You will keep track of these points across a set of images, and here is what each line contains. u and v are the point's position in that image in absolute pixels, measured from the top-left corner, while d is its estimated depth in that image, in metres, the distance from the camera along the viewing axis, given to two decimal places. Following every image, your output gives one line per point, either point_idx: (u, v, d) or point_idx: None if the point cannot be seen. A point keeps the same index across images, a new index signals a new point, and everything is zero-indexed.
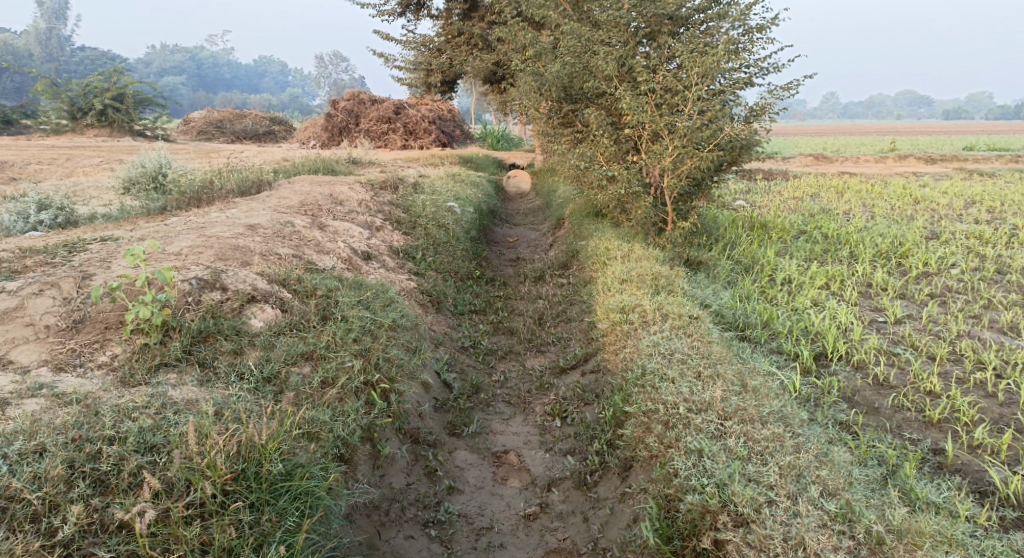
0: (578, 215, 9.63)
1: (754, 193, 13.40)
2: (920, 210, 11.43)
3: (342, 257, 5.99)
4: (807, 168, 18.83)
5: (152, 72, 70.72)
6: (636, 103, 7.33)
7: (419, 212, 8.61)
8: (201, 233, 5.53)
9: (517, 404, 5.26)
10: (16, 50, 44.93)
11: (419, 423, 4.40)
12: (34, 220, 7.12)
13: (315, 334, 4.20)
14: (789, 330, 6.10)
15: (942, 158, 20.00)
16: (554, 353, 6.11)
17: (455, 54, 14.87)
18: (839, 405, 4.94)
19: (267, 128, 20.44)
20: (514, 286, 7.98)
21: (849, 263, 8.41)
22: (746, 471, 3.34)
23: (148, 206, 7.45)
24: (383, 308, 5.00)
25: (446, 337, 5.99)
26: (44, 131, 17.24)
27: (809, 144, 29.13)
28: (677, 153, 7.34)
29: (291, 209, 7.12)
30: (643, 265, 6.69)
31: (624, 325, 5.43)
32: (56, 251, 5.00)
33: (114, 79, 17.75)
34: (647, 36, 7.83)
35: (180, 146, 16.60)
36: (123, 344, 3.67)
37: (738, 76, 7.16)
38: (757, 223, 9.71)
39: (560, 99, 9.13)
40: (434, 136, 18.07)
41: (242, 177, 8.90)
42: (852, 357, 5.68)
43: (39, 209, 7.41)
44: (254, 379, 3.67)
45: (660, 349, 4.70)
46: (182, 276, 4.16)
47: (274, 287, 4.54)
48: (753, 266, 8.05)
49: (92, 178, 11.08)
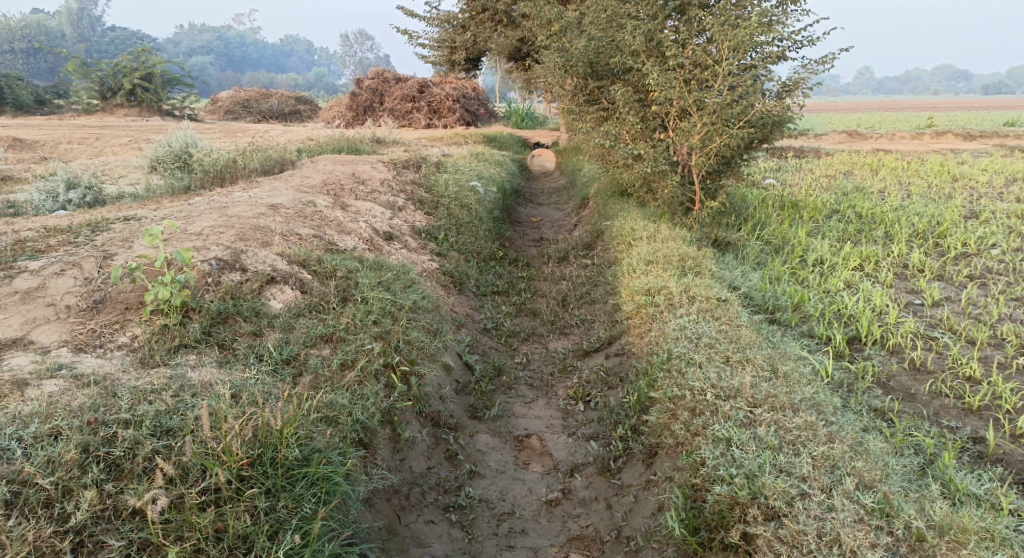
0: (603, 194, 9.48)
1: (784, 172, 13.08)
2: (958, 189, 11.06)
3: (363, 238, 5.93)
4: (841, 146, 18.37)
5: (180, 52, 71.20)
6: (663, 78, 7.15)
7: (441, 192, 8.52)
8: (223, 213, 5.51)
9: (540, 387, 5.18)
10: (47, 31, 45.44)
11: (440, 406, 4.34)
12: (62, 200, 7.16)
13: (335, 316, 4.14)
14: (821, 313, 5.93)
15: (981, 135, 19.37)
16: (578, 335, 6.02)
17: (479, 30, 14.65)
18: (873, 391, 4.80)
19: (292, 107, 20.44)
20: (537, 266, 7.87)
21: (883, 244, 8.16)
22: (777, 462, 3.22)
23: (172, 185, 7.45)
24: (404, 289, 4.93)
25: (468, 319, 5.92)
26: (75, 111, 17.43)
27: (843, 120, 28.40)
28: (706, 130, 7.14)
29: (313, 188, 7.07)
30: (669, 245, 6.54)
31: (650, 307, 5.30)
32: (79, 230, 5.00)
33: (142, 58, 17.84)
34: (676, 10, 7.65)
35: (207, 125, 16.67)
36: (142, 325, 3.64)
37: (770, 50, 6.91)
38: (788, 202, 9.47)
39: (585, 76, 8.94)
40: (458, 114, 17.91)
41: (265, 156, 8.87)
42: (887, 342, 5.51)
43: (68, 188, 7.46)
44: (273, 362, 3.63)
45: (687, 333, 4.58)
46: (201, 257, 4.13)
47: (294, 268, 4.48)
48: (784, 246, 7.86)
49: (120, 157, 11.17)
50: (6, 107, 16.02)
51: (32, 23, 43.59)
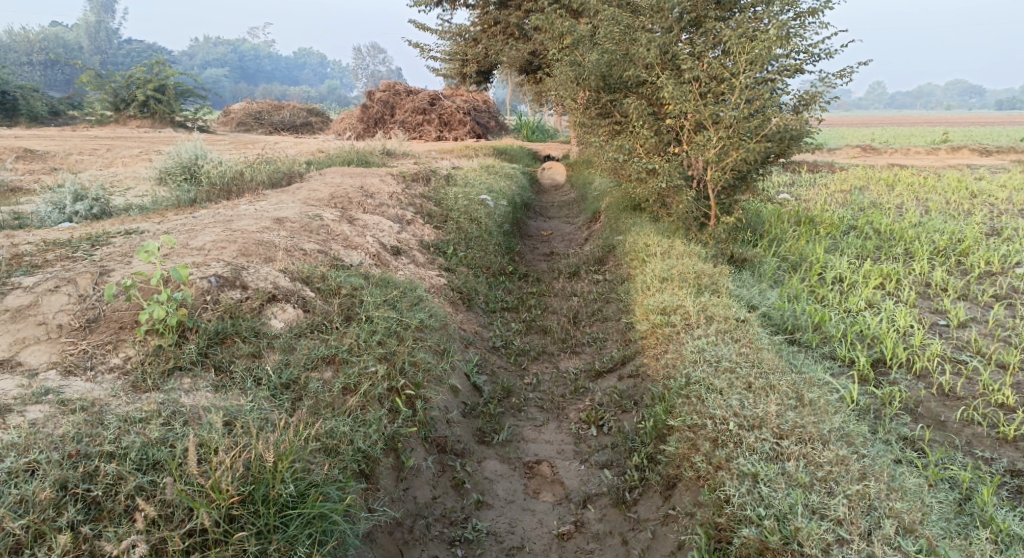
0: (614, 208, 9.31)
1: (799, 187, 12.86)
2: (978, 205, 10.81)
3: (370, 253, 5.76)
4: (854, 160, 18.19)
5: (194, 64, 71.83)
6: (678, 92, 6.98)
7: (451, 205, 8.37)
8: (226, 226, 5.36)
9: (551, 409, 4.98)
10: (63, 43, 45.86)
11: (446, 431, 4.15)
12: (69, 212, 7.06)
13: (338, 336, 3.96)
14: (843, 333, 5.71)
15: (998, 150, 19.09)
16: (589, 354, 5.82)
17: (491, 43, 14.55)
18: (901, 419, 4.58)
19: (304, 120, 20.42)
20: (548, 282, 7.68)
21: (904, 261, 7.93)
22: (808, 502, 3.01)
23: (178, 198, 7.32)
24: (410, 307, 4.74)
25: (476, 337, 5.73)
26: (88, 122, 17.46)
27: (856, 134, 28.09)
28: (721, 144, 6.96)
29: (321, 202, 6.93)
30: (685, 262, 6.34)
31: (666, 327, 5.10)
32: (79, 245, 4.86)
33: (155, 70, 17.86)
34: (691, 23, 7.48)
35: (217, 137, 16.64)
36: (136, 346, 3.47)
37: (788, 62, 6.71)
38: (804, 218, 9.27)
39: (598, 89, 8.77)
40: (469, 127, 17.83)
41: (273, 168, 8.75)
42: (913, 365, 5.29)
43: (75, 199, 7.35)
44: (272, 387, 3.45)
45: (705, 355, 4.37)
46: (200, 273, 3.95)
47: (297, 285, 4.30)
48: (801, 263, 7.65)
49: (130, 168, 11.09)
50: (20, 118, 16.06)
51: (50, 36, 44.05)
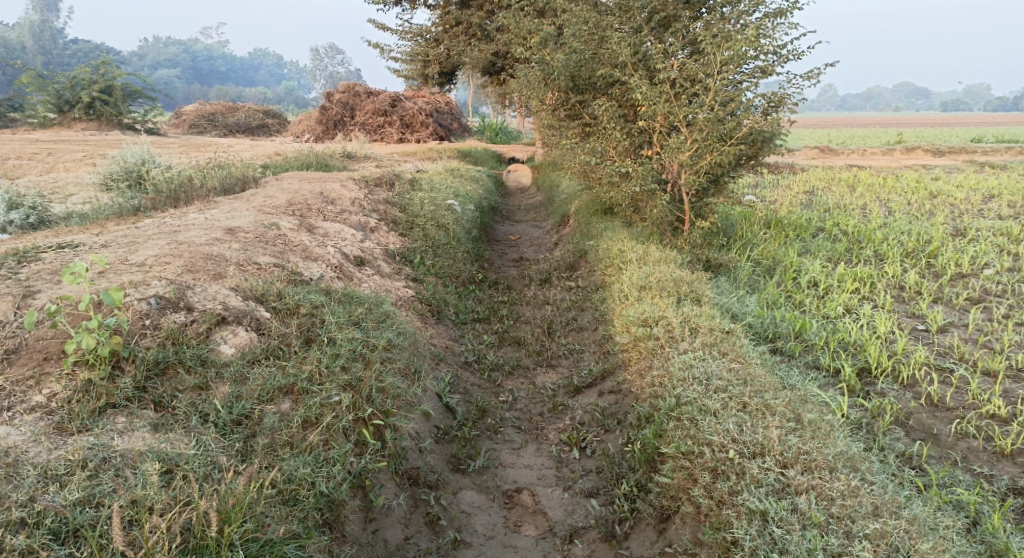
0: (584, 212, 9.02)
1: (763, 189, 12.75)
2: (939, 205, 10.83)
3: (331, 265, 5.37)
4: (813, 161, 18.27)
5: (145, 65, 69.74)
6: (651, 92, 6.72)
7: (416, 211, 7.99)
8: (173, 239, 4.93)
9: (529, 430, 4.65)
10: (3, 42, 43.97)
11: (418, 462, 3.82)
12: (1, 221, 6.50)
13: (297, 362, 3.56)
14: (825, 341, 5.49)
15: (950, 150, 19.40)
16: (566, 368, 5.51)
17: (452, 44, 14.16)
18: (894, 433, 4.37)
19: (259, 122, 19.78)
20: (518, 289, 7.36)
21: (876, 264, 7.80)
22: (828, 546, 2.88)
23: (122, 206, 6.81)
24: (376, 325, 4.37)
25: (447, 352, 5.38)
26: (30, 124, 16.56)
27: (814, 135, 28.34)
28: (696, 146, 6.69)
29: (277, 209, 6.50)
30: (662, 268, 6.07)
31: (648, 340, 4.81)
32: (5, 261, 4.39)
33: (102, 70, 17.06)
34: (661, 23, 7.25)
35: (168, 140, 15.91)
36: (62, 380, 3.05)
37: (761, 62, 6.48)
38: (773, 220, 9.10)
39: (566, 90, 8.46)
40: (432, 129, 17.45)
41: (226, 173, 8.25)
42: (900, 374, 5.09)
43: (9, 208, 6.80)
44: (221, 424, 3.07)
45: (695, 373, 4.09)
46: (139, 295, 3.54)
47: (250, 304, 3.88)
48: (775, 266, 7.46)
49: (73, 174, 10.42)
50: None
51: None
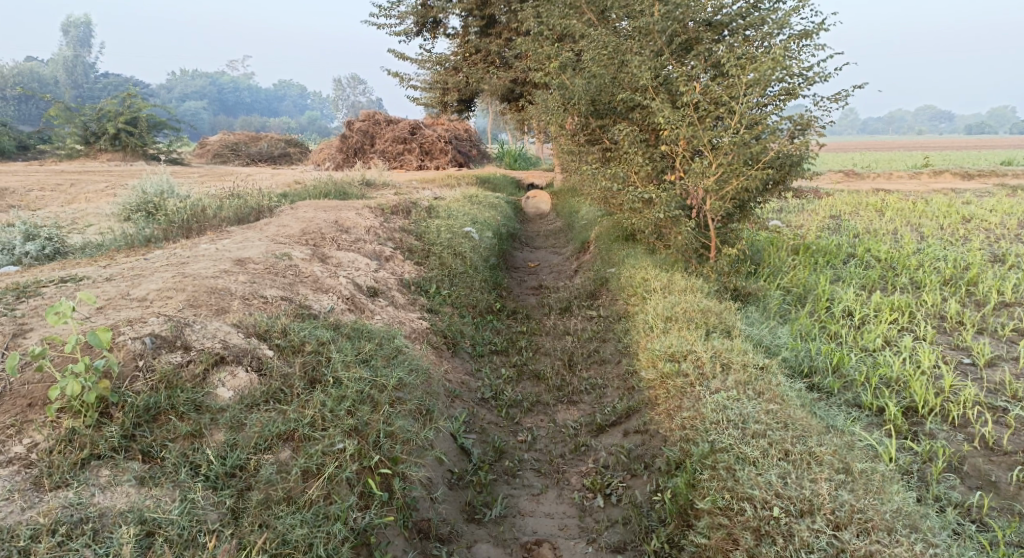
0: (605, 239, 8.76)
1: (788, 213, 12.38)
2: (973, 230, 10.41)
3: (343, 297, 5.14)
4: (838, 186, 17.85)
5: (172, 97, 71.14)
6: (674, 116, 6.47)
7: (433, 239, 7.77)
8: (180, 271, 4.75)
9: (550, 473, 4.35)
10: (37, 76, 45.18)
11: (430, 513, 3.55)
12: (16, 253, 6.41)
13: (299, 406, 3.29)
14: (866, 377, 5.13)
15: (979, 173, 18.91)
16: (589, 404, 5.20)
17: (471, 71, 14.06)
18: (948, 480, 4.01)
19: (281, 151, 19.85)
20: (538, 318, 7.08)
21: (913, 292, 7.41)
22: None
23: (136, 236, 6.68)
24: (387, 362, 4.10)
25: (462, 389, 5.10)
26: (57, 155, 16.73)
27: (836, 160, 27.88)
28: (721, 171, 6.40)
29: (290, 238, 6.31)
30: (688, 298, 5.77)
31: (677, 376, 4.50)
32: (4, 296, 4.23)
33: (128, 103, 17.26)
34: (683, 46, 7.06)
35: (190, 169, 15.98)
36: (45, 428, 2.83)
37: (787, 84, 6.18)
38: (802, 246, 8.75)
39: (586, 114, 8.26)
40: (451, 156, 17.35)
41: (242, 202, 8.12)
42: (949, 414, 4.71)
43: (25, 239, 6.68)
44: (212, 477, 2.83)
45: (730, 416, 3.76)
46: (133, 333, 3.31)
47: (252, 341, 3.62)
48: (806, 295, 7.11)
49: (94, 204, 10.39)
50: None
51: (25, 72, 43.44)
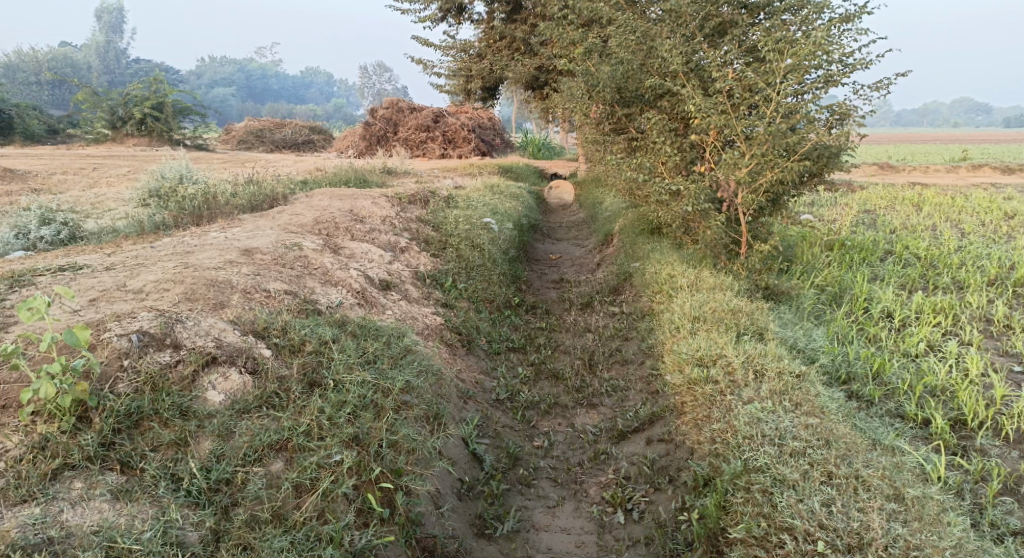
0: (629, 232, 8.42)
1: (821, 207, 11.90)
2: (1017, 227, 9.89)
3: (353, 290, 4.88)
4: (873, 179, 17.23)
5: (201, 84, 71.53)
6: (707, 103, 6.07)
7: (451, 230, 7.48)
8: (182, 261, 4.51)
9: (567, 484, 4.06)
10: (69, 61, 45.57)
11: (436, 528, 3.28)
12: (31, 238, 6.27)
13: (294, 414, 3.04)
14: (909, 385, 4.74)
15: (1021, 168, 18.16)
16: (610, 408, 4.89)
17: (496, 59, 13.74)
18: (1006, 504, 3.66)
19: (305, 137, 19.66)
20: (558, 313, 6.77)
21: (957, 293, 6.96)
22: None
23: (149, 223, 6.48)
24: (394, 363, 3.83)
25: (476, 390, 4.82)
26: (84, 140, 16.69)
27: (869, 153, 27.05)
28: (755, 162, 6.00)
29: (302, 228, 6.06)
30: (717, 296, 5.42)
31: (706, 383, 4.16)
32: None
33: (154, 88, 17.21)
34: (715, 30, 6.75)
35: (213, 155, 15.85)
36: (16, 434, 2.61)
37: (826, 72, 5.76)
38: (836, 242, 8.30)
39: (612, 102, 7.89)
40: (474, 144, 17.05)
41: (259, 189, 7.90)
42: (1003, 428, 4.33)
43: (40, 223, 6.49)
44: (193, 492, 2.62)
45: (765, 431, 3.44)
46: (120, 329, 3.08)
47: (249, 340, 3.37)
48: (842, 293, 6.71)
49: (114, 189, 10.23)
50: (13, 137, 15.33)
51: (58, 57, 43.86)
